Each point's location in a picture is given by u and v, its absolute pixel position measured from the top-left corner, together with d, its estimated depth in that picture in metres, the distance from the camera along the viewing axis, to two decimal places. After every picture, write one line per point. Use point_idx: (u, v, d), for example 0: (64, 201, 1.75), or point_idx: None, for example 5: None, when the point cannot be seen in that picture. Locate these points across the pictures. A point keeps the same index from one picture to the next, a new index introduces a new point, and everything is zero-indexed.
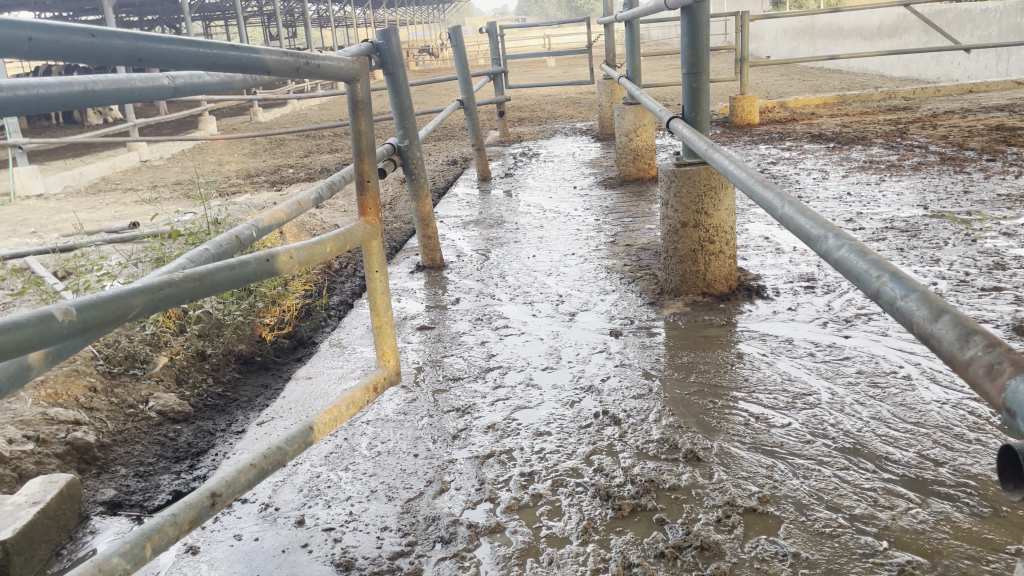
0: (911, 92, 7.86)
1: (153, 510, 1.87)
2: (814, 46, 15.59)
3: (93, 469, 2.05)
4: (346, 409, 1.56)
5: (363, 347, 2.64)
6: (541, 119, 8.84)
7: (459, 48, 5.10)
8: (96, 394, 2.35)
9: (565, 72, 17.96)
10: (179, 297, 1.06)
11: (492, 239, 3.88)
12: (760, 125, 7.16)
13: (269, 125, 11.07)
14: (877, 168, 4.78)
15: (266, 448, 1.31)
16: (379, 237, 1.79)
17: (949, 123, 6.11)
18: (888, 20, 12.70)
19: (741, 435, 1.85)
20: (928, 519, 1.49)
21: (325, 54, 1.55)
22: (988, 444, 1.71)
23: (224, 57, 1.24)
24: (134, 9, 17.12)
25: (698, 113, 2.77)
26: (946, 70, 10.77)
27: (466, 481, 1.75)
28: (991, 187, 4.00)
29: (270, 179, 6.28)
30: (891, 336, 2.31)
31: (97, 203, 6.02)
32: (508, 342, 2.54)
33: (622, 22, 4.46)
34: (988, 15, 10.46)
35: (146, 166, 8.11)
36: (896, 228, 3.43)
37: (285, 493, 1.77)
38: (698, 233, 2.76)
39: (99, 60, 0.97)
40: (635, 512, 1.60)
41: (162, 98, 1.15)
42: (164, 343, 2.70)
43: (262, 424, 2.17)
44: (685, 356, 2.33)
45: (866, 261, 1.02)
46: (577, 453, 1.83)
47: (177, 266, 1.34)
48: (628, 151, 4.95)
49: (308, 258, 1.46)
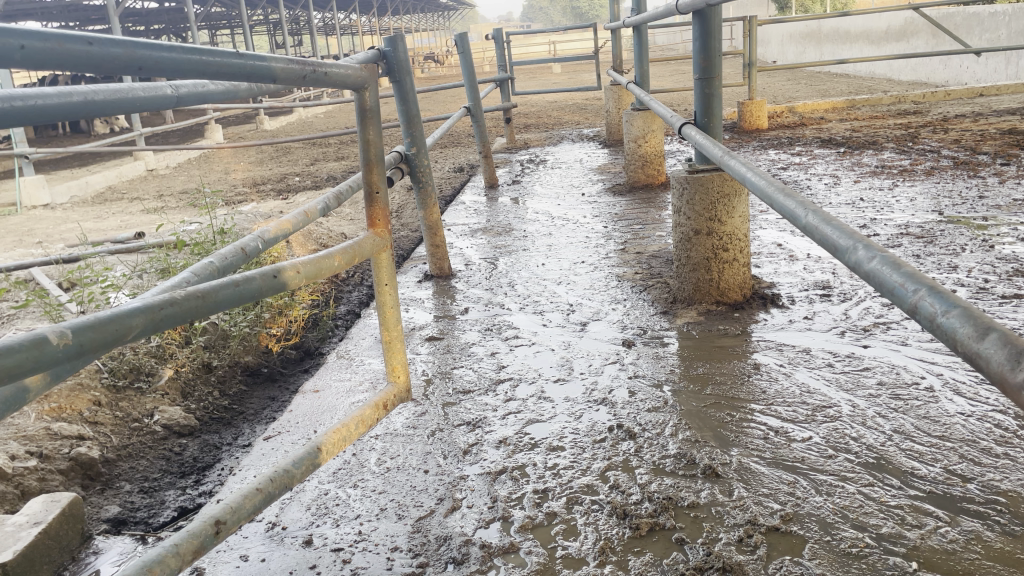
0: (921, 96, 7.81)
1: (159, 528, 1.83)
2: (821, 49, 15.55)
3: (97, 486, 2.01)
4: (355, 428, 1.52)
5: (371, 359, 2.60)
6: (547, 125, 8.82)
7: (466, 55, 5.07)
8: (101, 408, 2.31)
9: (570, 79, 17.96)
10: (182, 316, 1.02)
11: (500, 247, 3.84)
12: (769, 130, 7.12)
13: (275, 134, 11.07)
14: (889, 172, 4.72)
15: (274, 470, 1.27)
16: (388, 249, 1.75)
17: (960, 127, 6.06)
18: (896, 24, 12.66)
19: (760, 450, 1.80)
20: (958, 539, 1.43)
21: (334, 62, 1.51)
22: (1017, 459, 1.66)
23: (228, 66, 1.19)
24: (138, 18, 17.17)
25: (711, 119, 2.73)
26: (956, 74, 10.72)
27: (478, 498, 1.70)
28: (1006, 192, 3.94)
29: (276, 187, 6.26)
30: (911, 346, 2.26)
31: (104, 213, 6.01)
32: (519, 353, 2.50)
33: (630, 28, 4.42)
34: (997, 18, 10.42)
35: (152, 176, 8.11)
36: (911, 234, 3.39)
37: (292, 511, 1.72)
38: (711, 241, 2.72)
39: (100, 70, 0.93)
40: (653, 532, 1.55)
41: (167, 107, 1.11)
42: (169, 355, 2.66)
43: (269, 439, 2.13)
44: (701, 367, 2.28)
45: (900, 274, 0.97)
46: (592, 469, 1.78)
47: (180, 282, 1.30)
48: (637, 157, 4.90)
49: (317, 273, 1.42)
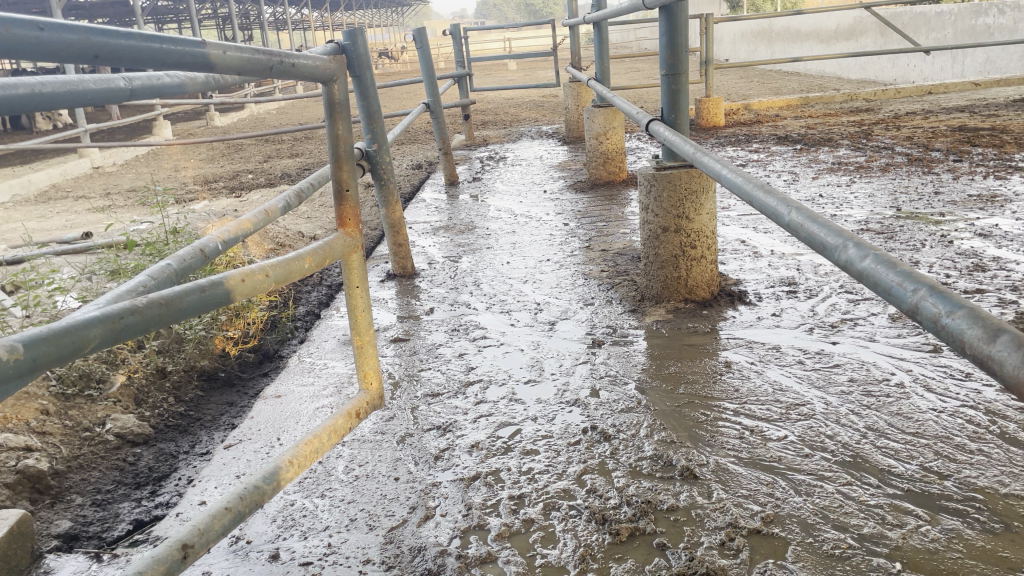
0: (872, 94, 7.95)
1: (113, 543, 1.73)
2: (773, 48, 15.80)
3: (47, 500, 1.90)
4: (327, 439, 1.45)
5: (334, 362, 2.52)
6: (505, 122, 8.79)
7: (425, 50, 4.98)
8: (49, 418, 2.20)
9: (526, 76, 17.93)
10: (143, 325, 0.95)
11: (464, 245, 3.78)
12: (725, 127, 7.18)
13: (226, 131, 10.84)
14: (846, 169, 4.77)
15: (243, 488, 1.20)
16: (359, 249, 1.68)
17: (912, 124, 6.18)
18: (845, 23, 12.92)
19: (737, 449, 1.78)
20: (940, 538, 1.42)
21: (300, 53, 1.46)
22: (991, 455, 1.66)
23: (188, 54, 1.12)
24: (81, 11, 16.66)
25: (678, 115, 2.71)
26: (903, 72, 10.96)
27: (451, 506, 1.65)
28: (961, 188, 4.01)
29: (228, 186, 6.09)
30: (879, 342, 2.27)
31: (48, 212, 5.81)
32: (487, 354, 2.44)
33: (591, 24, 4.39)
34: (943, 17, 10.71)
35: (99, 173, 7.88)
36: (871, 230, 3.42)
37: (257, 524, 1.65)
38: (680, 239, 2.69)
39: (49, 58, 0.85)
40: (634, 537, 1.51)
41: (121, 102, 1.03)
42: (121, 360, 2.55)
43: (230, 448, 2.05)
44: (673, 366, 2.26)
45: (897, 273, 0.95)
46: (568, 473, 1.74)
47: (138, 285, 1.23)
48: (598, 154, 4.88)
49: (286, 276, 1.35)
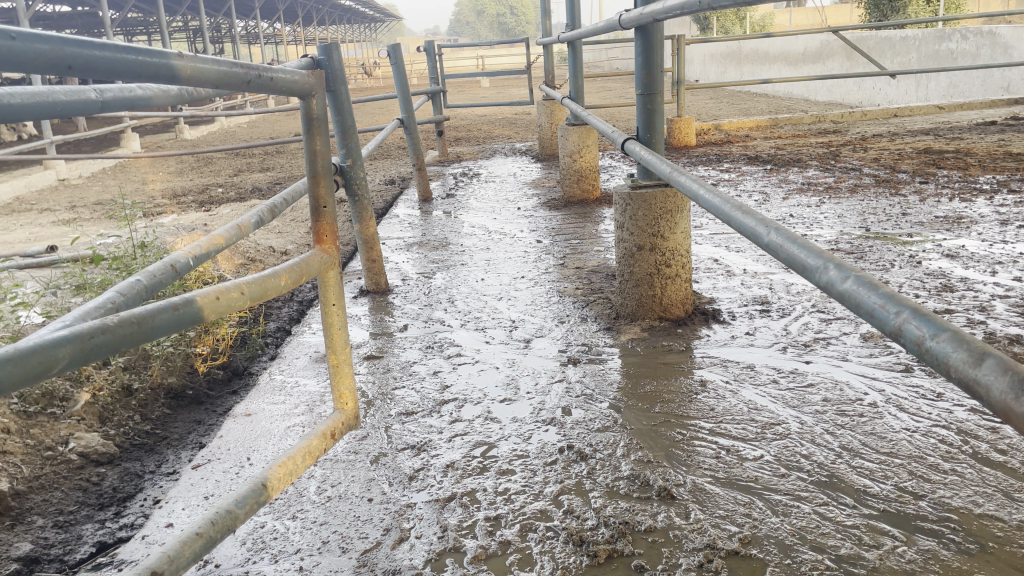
0: (840, 116, 8.08)
1: (75, 566, 1.68)
2: (741, 70, 16.03)
3: (7, 521, 1.83)
4: (301, 461, 1.41)
5: (306, 380, 2.48)
6: (478, 139, 8.80)
7: (400, 65, 4.97)
8: (10, 436, 2.13)
9: (499, 93, 17.97)
10: (114, 344, 0.92)
11: (437, 261, 3.76)
12: (697, 146, 7.25)
13: (195, 144, 10.72)
14: (815, 190, 4.83)
15: (214, 512, 1.16)
16: (336, 266, 1.66)
17: (879, 145, 6.29)
18: (813, 46, 13.18)
19: (714, 469, 1.77)
20: (916, 558, 1.42)
21: (278, 66, 1.44)
22: (965, 475, 1.67)
23: (160, 67, 1.09)
24: (49, 22, 16.56)
25: (653, 135, 2.73)
26: (868, 95, 11.17)
27: (427, 528, 1.62)
28: (929, 209, 4.07)
29: (197, 199, 6.01)
30: (852, 361, 2.29)
31: (10, 225, 5.68)
32: (462, 372, 2.42)
33: (565, 42, 4.40)
34: (907, 42, 10.95)
35: (64, 186, 7.74)
36: (841, 250, 3.46)
37: (227, 547, 1.61)
38: (654, 257, 2.70)
39: (20, 68, 0.83)
40: (611, 559, 1.50)
41: (91, 114, 0.99)
42: (86, 377, 2.50)
43: (198, 467, 2.00)
44: (648, 384, 2.25)
45: (878, 295, 0.95)
46: (545, 493, 1.72)
47: (107, 302, 1.19)
48: (572, 172, 4.89)
49: (261, 294, 1.32)
